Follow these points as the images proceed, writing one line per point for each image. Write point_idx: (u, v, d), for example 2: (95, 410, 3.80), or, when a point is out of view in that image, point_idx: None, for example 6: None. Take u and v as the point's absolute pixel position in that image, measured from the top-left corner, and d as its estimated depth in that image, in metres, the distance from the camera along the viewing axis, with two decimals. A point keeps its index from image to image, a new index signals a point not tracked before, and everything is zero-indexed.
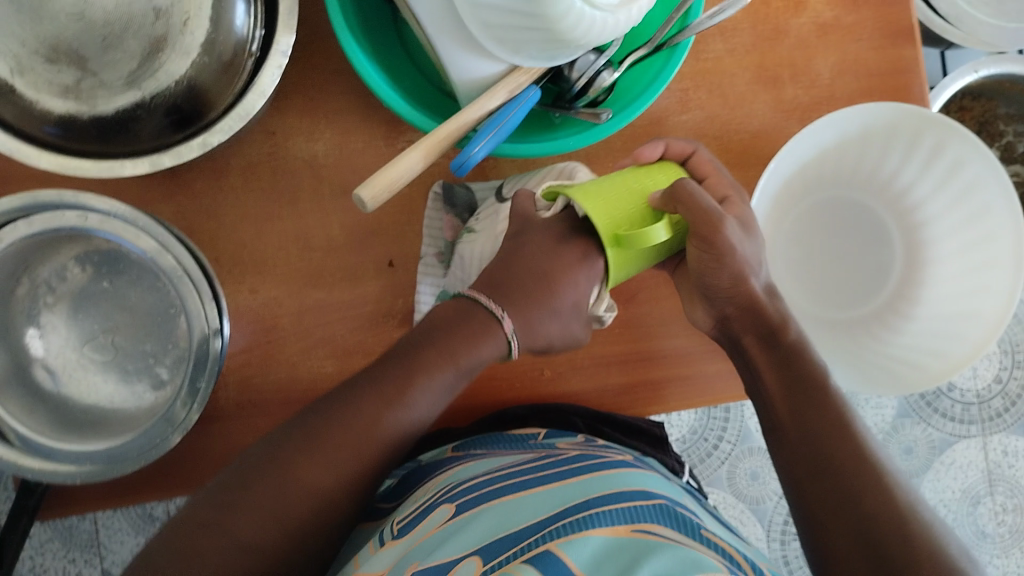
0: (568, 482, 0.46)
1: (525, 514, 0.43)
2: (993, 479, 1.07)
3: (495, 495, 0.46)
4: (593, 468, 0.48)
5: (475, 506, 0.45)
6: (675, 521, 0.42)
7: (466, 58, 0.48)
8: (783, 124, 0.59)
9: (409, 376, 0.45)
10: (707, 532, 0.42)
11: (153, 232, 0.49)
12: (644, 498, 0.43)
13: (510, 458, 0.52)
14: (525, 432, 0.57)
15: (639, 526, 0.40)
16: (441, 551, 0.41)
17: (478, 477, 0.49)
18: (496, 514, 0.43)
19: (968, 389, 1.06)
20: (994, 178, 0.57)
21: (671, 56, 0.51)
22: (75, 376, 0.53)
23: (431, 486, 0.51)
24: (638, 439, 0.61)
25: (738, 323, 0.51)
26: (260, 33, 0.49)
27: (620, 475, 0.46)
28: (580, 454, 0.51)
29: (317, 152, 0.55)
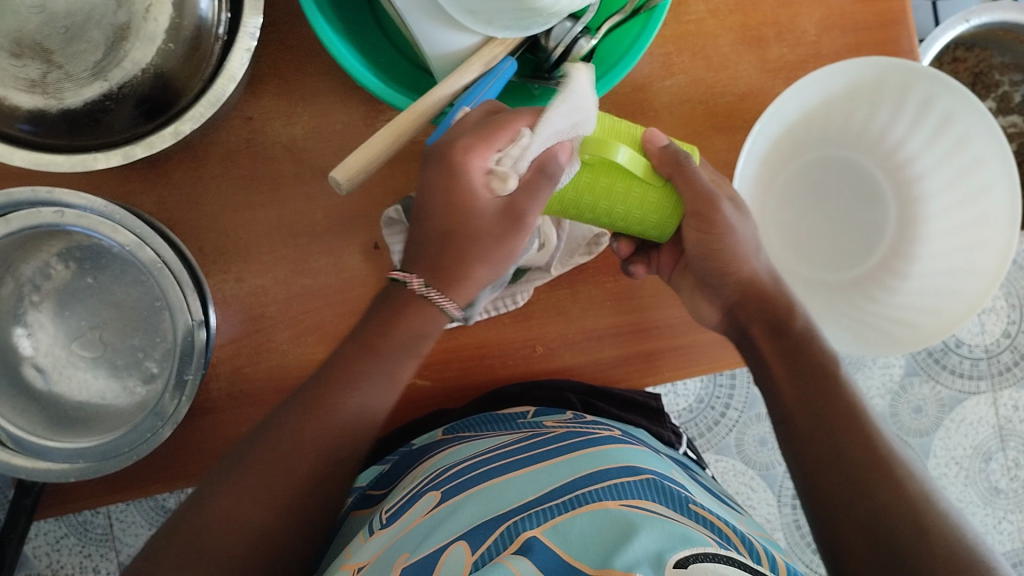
0: (554, 463, 0.47)
1: (511, 497, 0.44)
2: (1004, 435, 1.10)
3: (479, 480, 0.47)
4: (578, 445, 0.49)
5: (458, 493, 0.46)
6: (664, 496, 0.42)
7: (437, 31, 0.47)
8: (768, 85, 0.58)
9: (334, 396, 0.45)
10: (696, 505, 0.42)
11: (130, 225, 0.48)
12: (632, 473, 0.44)
13: (496, 440, 0.53)
14: (515, 410, 0.57)
15: (629, 501, 0.40)
16: (430, 539, 0.42)
17: (464, 463, 0.50)
18: (479, 498, 0.44)
19: (977, 345, 1.09)
20: (986, 130, 0.56)
21: (649, 20, 0.50)
22: (65, 374, 0.52)
23: (420, 473, 0.52)
24: (635, 412, 0.62)
25: (753, 308, 0.53)
26: (227, 16, 0.48)
27: (607, 452, 0.47)
28: (568, 431, 0.52)
29: (297, 136, 0.55)
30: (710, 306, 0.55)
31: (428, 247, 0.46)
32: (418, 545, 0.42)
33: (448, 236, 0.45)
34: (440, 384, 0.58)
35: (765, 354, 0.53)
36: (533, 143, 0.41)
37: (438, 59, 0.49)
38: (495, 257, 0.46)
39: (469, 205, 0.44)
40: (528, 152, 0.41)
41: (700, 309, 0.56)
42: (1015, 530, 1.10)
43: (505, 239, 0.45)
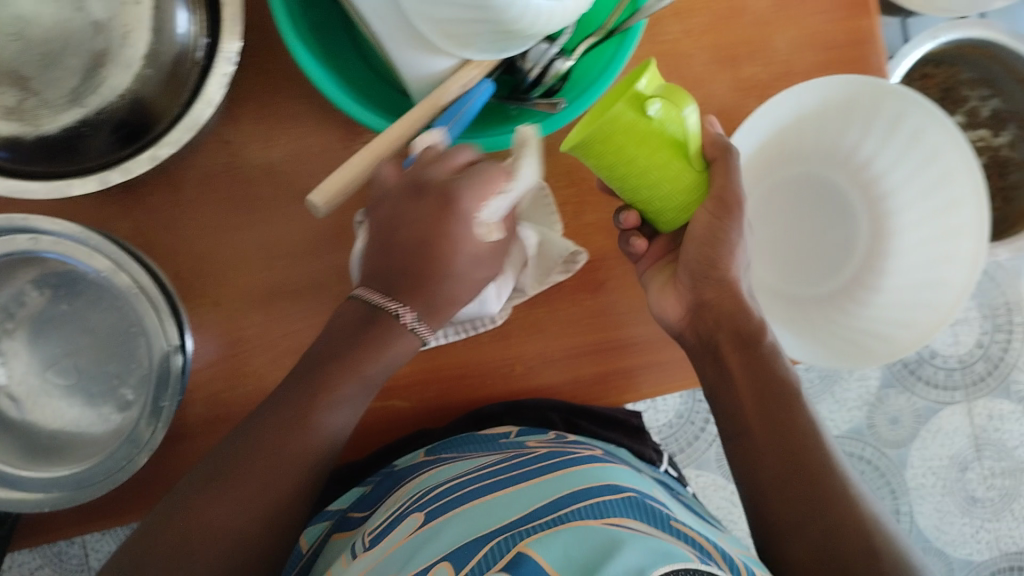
0: (537, 483, 0.47)
1: (495, 516, 0.44)
2: (980, 444, 1.10)
3: (462, 501, 0.47)
4: (559, 466, 0.49)
5: (442, 514, 0.46)
6: (644, 514, 0.42)
7: (412, 55, 0.48)
8: (742, 103, 0.59)
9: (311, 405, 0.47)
10: (677, 522, 0.43)
11: (106, 250, 0.48)
12: (613, 492, 0.44)
13: (479, 460, 0.54)
14: (497, 431, 0.58)
15: (611, 519, 0.40)
16: (414, 560, 0.42)
17: (446, 484, 0.51)
18: (461, 518, 0.45)
19: (950, 355, 1.09)
20: (953, 146, 0.56)
21: (625, 41, 0.50)
22: (40, 402, 0.52)
23: (402, 494, 0.53)
24: (616, 430, 0.63)
25: (711, 316, 0.52)
26: (204, 41, 0.47)
27: (588, 472, 0.47)
28: (549, 452, 0.53)
29: (273, 159, 0.54)
30: (675, 306, 0.54)
31: (401, 264, 0.48)
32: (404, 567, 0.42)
33: (428, 266, 0.48)
34: (420, 406, 0.57)
35: (732, 366, 0.51)
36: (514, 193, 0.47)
37: (415, 82, 0.50)
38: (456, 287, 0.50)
39: (465, 246, 0.48)
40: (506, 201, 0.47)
41: (665, 301, 0.55)
42: (993, 538, 1.11)
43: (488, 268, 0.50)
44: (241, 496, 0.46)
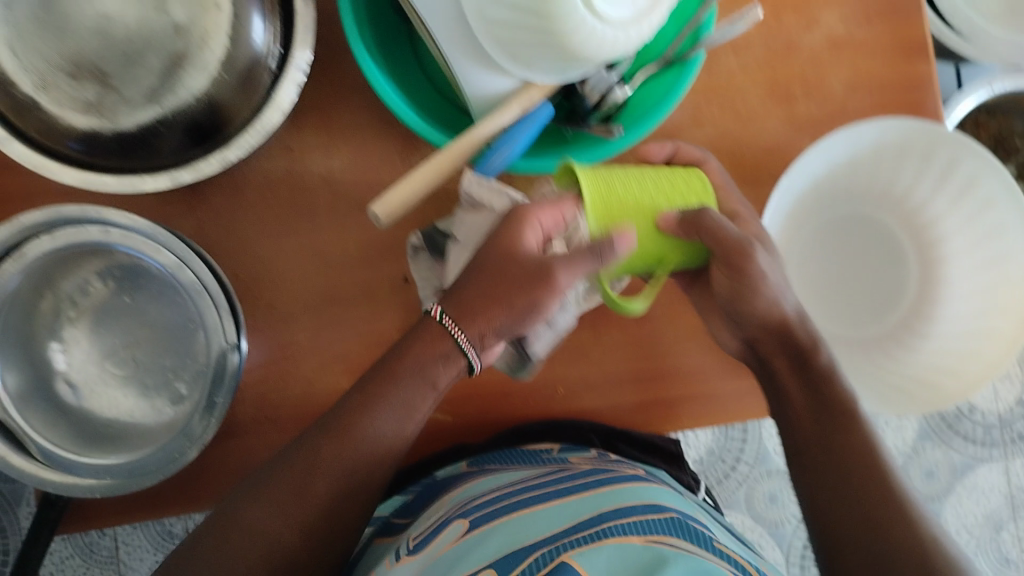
0: (579, 498, 0.48)
1: (538, 528, 0.45)
2: (1016, 505, 1.09)
3: (507, 511, 0.48)
4: (603, 483, 0.50)
5: (487, 522, 0.47)
6: (687, 533, 0.44)
7: (477, 73, 0.50)
8: (795, 140, 0.59)
9: (359, 413, 0.47)
10: (719, 544, 0.44)
11: (173, 248, 0.50)
12: (655, 512, 0.45)
13: (523, 473, 0.54)
14: (540, 448, 0.60)
15: (654, 538, 0.42)
16: (461, 564, 0.43)
17: (488, 494, 0.51)
18: (507, 528, 0.46)
19: (990, 411, 1.09)
20: (1009, 197, 0.56)
21: (683, 73, 0.51)
22: (96, 390, 0.53)
23: (444, 503, 0.53)
24: (655, 455, 0.63)
25: (765, 347, 0.52)
26: (278, 50, 0.49)
27: (630, 490, 0.48)
28: (592, 470, 0.53)
29: (334, 168, 0.56)
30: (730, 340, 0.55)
31: (471, 294, 0.47)
32: (448, 570, 0.43)
33: (491, 270, 0.47)
34: (460, 420, 0.58)
35: (789, 387, 0.52)
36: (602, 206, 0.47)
37: (478, 100, 0.51)
38: (511, 307, 0.47)
39: (516, 246, 0.47)
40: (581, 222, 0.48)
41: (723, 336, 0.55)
42: None
43: (527, 291, 0.47)
44: (287, 496, 0.45)
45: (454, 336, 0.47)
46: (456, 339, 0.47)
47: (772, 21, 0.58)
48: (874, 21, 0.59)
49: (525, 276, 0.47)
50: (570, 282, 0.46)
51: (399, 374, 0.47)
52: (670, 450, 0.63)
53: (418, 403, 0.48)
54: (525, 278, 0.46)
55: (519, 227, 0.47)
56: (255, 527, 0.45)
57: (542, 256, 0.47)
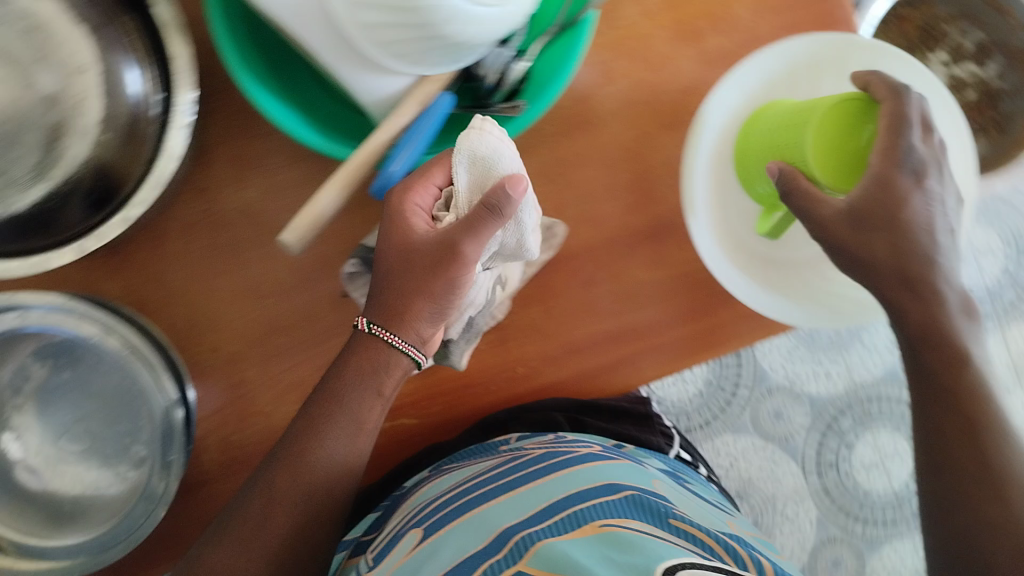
0: (534, 488, 0.48)
1: (496, 523, 0.45)
2: (1019, 369, 1.08)
3: (462, 509, 0.48)
4: (557, 467, 0.50)
5: (441, 527, 0.46)
6: (644, 512, 0.44)
7: (370, 77, 0.48)
8: (710, 76, 0.58)
9: (309, 436, 0.50)
10: (677, 519, 0.44)
11: (94, 316, 0.48)
12: (609, 492, 0.46)
13: (472, 470, 0.55)
14: (496, 439, 0.60)
15: (609, 522, 0.43)
16: (424, 569, 0.43)
17: (447, 493, 0.51)
18: (464, 527, 0.46)
19: (976, 285, 1.08)
20: (929, 88, 0.56)
21: (577, 33, 0.50)
22: (57, 470, 0.53)
23: (406, 507, 0.54)
24: (622, 421, 0.66)
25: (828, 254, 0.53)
26: (158, 96, 0.47)
27: (584, 473, 0.49)
28: (545, 452, 0.53)
29: (250, 199, 0.55)
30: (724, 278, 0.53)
31: (394, 294, 0.50)
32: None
33: (398, 267, 0.49)
34: (425, 421, 0.58)
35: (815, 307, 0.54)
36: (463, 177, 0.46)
37: (376, 106, 0.49)
38: (433, 292, 0.48)
39: (409, 236, 0.48)
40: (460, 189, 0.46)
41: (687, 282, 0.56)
42: None
43: (439, 273, 0.47)
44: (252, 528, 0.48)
45: (387, 339, 0.50)
46: (388, 341, 0.50)
47: None
48: None
49: (426, 262, 0.47)
50: (477, 251, 0.46)
51: (339, 396, 0.50)
52: (637, 412, 0.68)
53: (366, 415, 0.51)
54: (426, 263, 0.47)
55: (402, 216, 0.48)
56: (229, 567, 0.47)
57: (438, 235, 0.47)
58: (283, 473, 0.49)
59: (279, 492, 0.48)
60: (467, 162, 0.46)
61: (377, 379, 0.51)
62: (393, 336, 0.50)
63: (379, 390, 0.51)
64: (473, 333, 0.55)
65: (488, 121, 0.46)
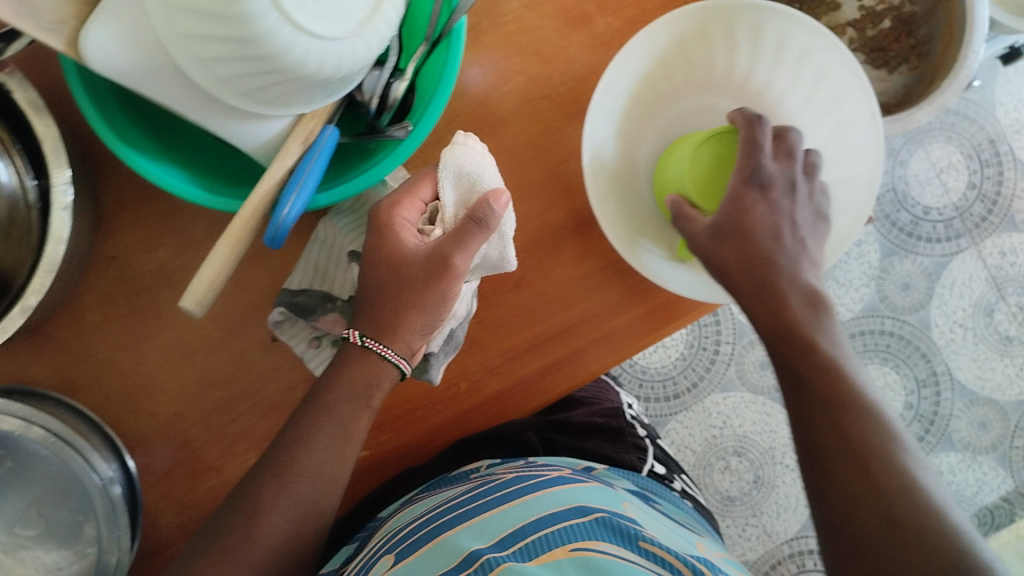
0: (502, 510, 0.47)
1: (463, 547, 0.44)
2: (999, 284, 1.10)
3: (432, 538, 0.46)
4: (527, 489, 0.50)
5: (409, 556, 0.45)
6: (616, 535, 0.44)
7: (243, 126, 0.47)
8: (606, 58, 0.57)
9: (292, 452, 0.49)
10: (647, 541, 0.44)
11: (13, 411, 0.47)
12: (581, 514, 0.46)
13: (447, 493, 0.54)
14: (468, 469, 0.59)
15: (577, 545, 0.42)
16: None
17: (419, 520, 0.50)
18: (433, 555, 0.44)
19: (945, 206, 1.09)
20: (818, 38, 0.55)
21: (450, 44, 0.49)
22: (17, 557, 0.53)
23: (380, 534, 0.53)
24: (596, 435, 0.67)
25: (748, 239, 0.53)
26: (32, 181, 0.47)
27: (553, 494, 0.48)
28: (515, 476, 0.53)
29: (163, 259, 0.54)
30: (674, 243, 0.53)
31: (383, 312, 0.50)
32: None
33: (389, 282, 0.49)
34: (378, 453, 0.57)
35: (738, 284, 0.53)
36: (448, 190, 0.48)
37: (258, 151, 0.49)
38: (425, 304, 0.49)
39: (398, 250, 0.49)
40: (447, 203, 0.48)
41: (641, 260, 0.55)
42: None
43: (432, 286, 0.48)
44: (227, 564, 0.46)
45: (383, 352, 0.50)
46: (381, 354, 0.50)
47: None
48: None
49: (417, 275, 0.48)
50: (467, 263, 0.47)
51: (327, 407, 0.50)
52: (611, 427, 0.68)
53: (352, 425, 0.50)
54: (418, 277, 0.48)
55: (392, 230, 0.49)
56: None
57: (429, 249, 0.48)
58: (269, 493, 0.48)
59: (269, 505, 0.47)
60: (453, 177, 0.47)
61: (365, 390, 0.50)
62: (389, 349, 0.50)
63: (367, 403, 0.51)
64: (451, 347, 0.55)
65: (469, 138, 0.48)
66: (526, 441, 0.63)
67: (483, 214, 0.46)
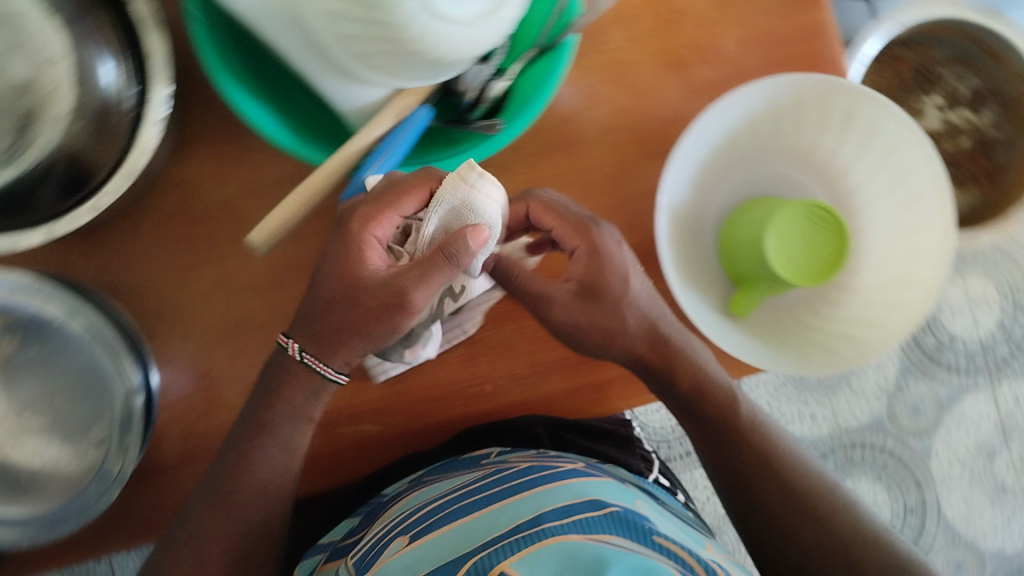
0: (518, 499, 0.49)
1: (479, 534, 0.46)
2: (1006, 429, 1.11)
3: (445, 523, 0.49)
4: (542, 481, 0.51)
5: (423, 536, 0.48)
6: (628, 529, 0.44)
7: (345, 88, 0.49)
8: (696, 107, 0.58)
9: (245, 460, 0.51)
10: (660, 537, 0.45)
11: (60, 297, 0.50)
12: (595, 507, 0.46)
13: (458, 480, 0.56)
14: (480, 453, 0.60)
15: (593, 534, 0.42)
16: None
17: (430, 507, 0.53)
18: (446, 541, 0.46)
19: (971, 339, 1.10)
20: (908, 135, 0.54)
21: (556, 57, 0.51)
22: (18, 443, 0.54)
23: (389, 514, 0.55)
24: (604, 442, 0.67)
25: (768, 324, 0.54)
26: (136, 88, 0.47)
27: (569, 487, 0.49)
28: (529, 466, 0.54)
29: (230, 195, 0.56)
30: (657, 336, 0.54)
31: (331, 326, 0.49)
32: None
33: (340, 297, 0.48)
34: (384, 430, 0.58)
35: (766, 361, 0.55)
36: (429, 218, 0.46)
37: (353, 112, 0.51)
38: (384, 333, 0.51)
39: (359, 271, 0.47)
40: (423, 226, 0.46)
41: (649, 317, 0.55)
42: None
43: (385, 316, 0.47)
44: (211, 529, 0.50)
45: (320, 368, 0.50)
46: (322, 372, 0.50)
47: None
48: None
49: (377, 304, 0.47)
50: (426, 299, 0.46)
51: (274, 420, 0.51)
52: (619, 435, 0.68)
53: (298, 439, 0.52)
54: (376, 307, 0.47)
55: (358, 248, 0.47)
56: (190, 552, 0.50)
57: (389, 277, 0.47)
58: (253, 447, 0.51)
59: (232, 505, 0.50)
60: (444, 211, 0.46)
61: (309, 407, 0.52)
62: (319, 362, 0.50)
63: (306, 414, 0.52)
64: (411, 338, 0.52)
65: (481, 181, 0.45)
66: (533, 438, 0.64)
67: (456, 250, 0.44)
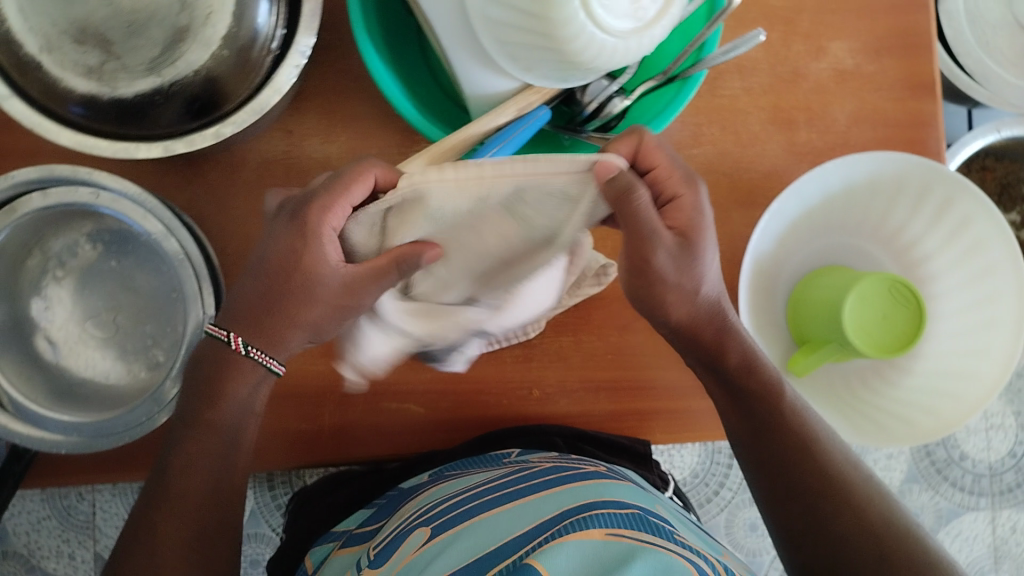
0: (543, 495, 0.49)
1: (505, 531, 0.45)
2: (998, 555, 1.10)
3: (468, 516, 0.48)
4: (566, 480, 0.51)
5: (449, 530, 0.47)
6: (648, 527, 0.44)
7: (480, 72, 0.50)
8: (794, 167, 0.59)
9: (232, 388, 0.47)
10: (680, 537, 0.46)
11: (160, 215, 0.50)
12: (618, 505, 0.46)
13: (483, 474, 0.55)
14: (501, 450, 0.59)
15: (614, 531, 0.43)
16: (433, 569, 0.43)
17: (452, 498, 0.52)
18: (471, 535, 0.46)
19: (981, 460, 1.09)
20: (997, 234, 0.56)
21: (683, 88, 0.52)
22: (75, 349, 0.54)
23: (410, 505, 0.54)
24: (620, 457, 0.63)
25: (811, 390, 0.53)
26: (281, 32, 0.50)
27: (593, 486, 0.49)
28: (554, 466, 0.54)
29: (332, 154, 0.57)
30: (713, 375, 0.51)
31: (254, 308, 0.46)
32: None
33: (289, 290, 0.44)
34: (430, 415, 0.58)
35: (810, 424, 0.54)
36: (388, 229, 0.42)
37: (477, 98, 0.52)
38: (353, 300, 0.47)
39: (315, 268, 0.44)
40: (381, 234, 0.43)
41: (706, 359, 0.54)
42: None
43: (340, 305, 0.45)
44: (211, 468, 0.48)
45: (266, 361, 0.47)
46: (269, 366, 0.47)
47: (781, 46, 0.58)
48: (882, 54, 0.59)
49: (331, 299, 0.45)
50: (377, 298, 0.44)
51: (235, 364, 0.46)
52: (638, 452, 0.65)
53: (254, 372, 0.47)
54: (333, 305, 0.45)
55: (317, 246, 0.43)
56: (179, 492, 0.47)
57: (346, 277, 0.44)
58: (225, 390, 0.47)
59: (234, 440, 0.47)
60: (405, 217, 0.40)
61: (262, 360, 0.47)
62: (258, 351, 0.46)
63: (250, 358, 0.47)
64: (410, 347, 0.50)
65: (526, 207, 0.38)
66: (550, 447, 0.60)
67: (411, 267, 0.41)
